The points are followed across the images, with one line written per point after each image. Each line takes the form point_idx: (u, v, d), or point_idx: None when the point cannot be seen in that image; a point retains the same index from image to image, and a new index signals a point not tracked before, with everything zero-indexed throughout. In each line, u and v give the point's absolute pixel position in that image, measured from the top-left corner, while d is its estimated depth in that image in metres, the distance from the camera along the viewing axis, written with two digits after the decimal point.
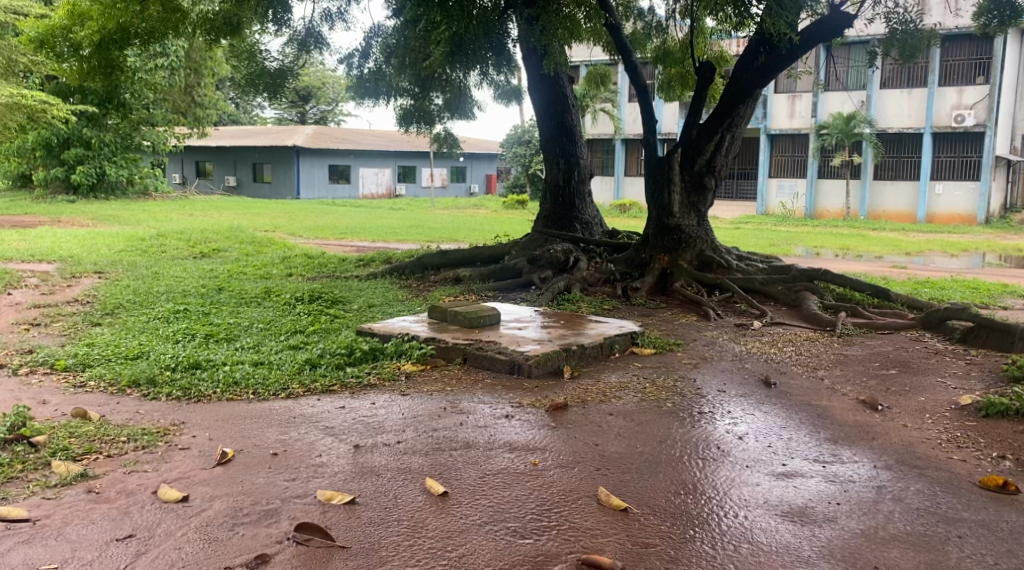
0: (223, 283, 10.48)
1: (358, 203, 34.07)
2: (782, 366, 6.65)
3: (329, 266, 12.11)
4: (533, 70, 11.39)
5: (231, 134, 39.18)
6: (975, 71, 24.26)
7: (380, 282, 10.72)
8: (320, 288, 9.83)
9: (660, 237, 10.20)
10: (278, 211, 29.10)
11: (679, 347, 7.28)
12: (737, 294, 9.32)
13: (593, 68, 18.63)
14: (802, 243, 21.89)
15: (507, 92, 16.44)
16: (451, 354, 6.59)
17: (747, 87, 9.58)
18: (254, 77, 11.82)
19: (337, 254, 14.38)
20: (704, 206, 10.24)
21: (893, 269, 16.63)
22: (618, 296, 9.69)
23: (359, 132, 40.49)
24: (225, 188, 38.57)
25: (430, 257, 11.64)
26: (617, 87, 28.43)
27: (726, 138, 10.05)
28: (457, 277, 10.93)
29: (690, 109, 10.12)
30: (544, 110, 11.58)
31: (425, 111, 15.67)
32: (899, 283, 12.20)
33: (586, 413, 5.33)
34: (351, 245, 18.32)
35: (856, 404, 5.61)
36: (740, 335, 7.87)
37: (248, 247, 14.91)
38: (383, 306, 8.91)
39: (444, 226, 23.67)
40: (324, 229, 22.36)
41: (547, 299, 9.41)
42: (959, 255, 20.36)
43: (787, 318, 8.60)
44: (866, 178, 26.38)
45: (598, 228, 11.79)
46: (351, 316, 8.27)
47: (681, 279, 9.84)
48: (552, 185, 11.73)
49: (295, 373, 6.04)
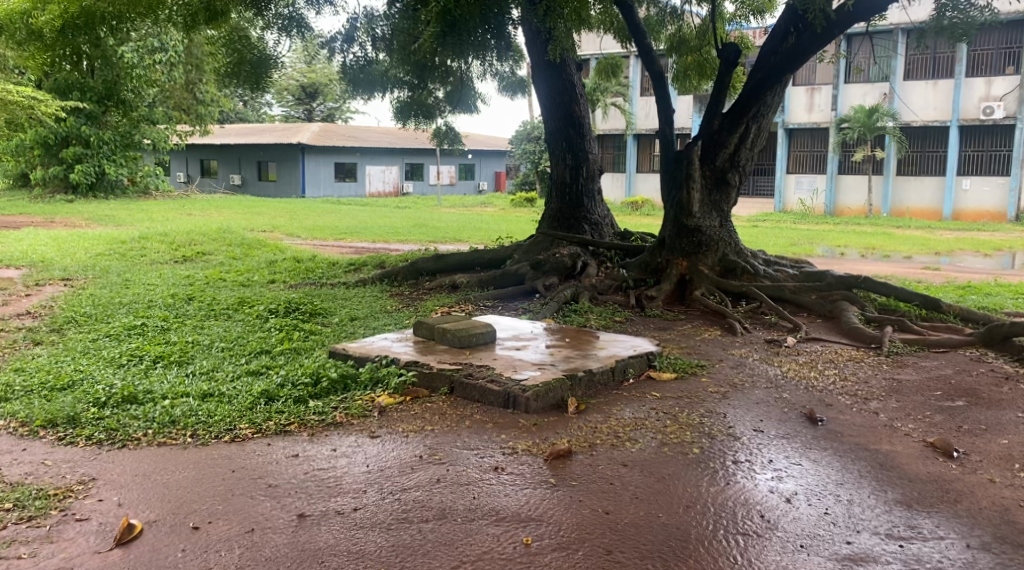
0: (196, 291, 9.52)
1: (364, 202, 33.09)
2: (827, 397, 5.64)
3: (317, 272, 11.13)
4: (536, 58, 10.40)
5: (235, 132, 38.32)
6: (1004, 61, 23.17)
7: (369, 289, 9.76)
8: (300, 298, 8.85)
9: (677, 240, 9.18)
10: (279, 210, 28.15)
11: (704, 371, 6.29)
12: (764, 304, 8.31)
13: (605, 59, 17.53)
14: (825, 243, 20.78)
15: (512, 83, 15.39)
16: (436, 383, 5.59)
17: (777, 72, 8.53)
18: (233, 66, 10.71)
19: (330, 258, 13.45)
20: (727, 204, 9.19)
21: (926, 271, 15.53)
22: (632, 306, 8.68)
23: (366, 129, 39.56)
24: (230, 187, 37.74)
25: (425, 262, 10.64)
26: (629, 81, 27.39)
27: (751, 130, 9.02)
28: (454, 284, 9.98)
29: (711, 97, 9.08)
30: (549, 101, 10.58)
31: (425, 105, 14.72)
32: (940, 289, 11.14)
33: (593, 463, 4.34)
34: (350, 247, 17.34)
35: (925, 449, 4.59)
36: (772, 356, 6.85)
37: (237, 250, 13.99)
38: (367, 319, 7.94)
39: (449, 226, 22.67)
40: (325, 230, 21.50)
41: (551, 310, 8.41)
42: (992, 255, 19.20)
43: (824, 332, 7.58)
44: (889, 173, 25.23)
45: (609, 229, 10.75)
46: (327, 333, 7.29)
47: (702, 286, 8.81)
48: (559, 182, 10.72)
49: (246, 410, 5.05)
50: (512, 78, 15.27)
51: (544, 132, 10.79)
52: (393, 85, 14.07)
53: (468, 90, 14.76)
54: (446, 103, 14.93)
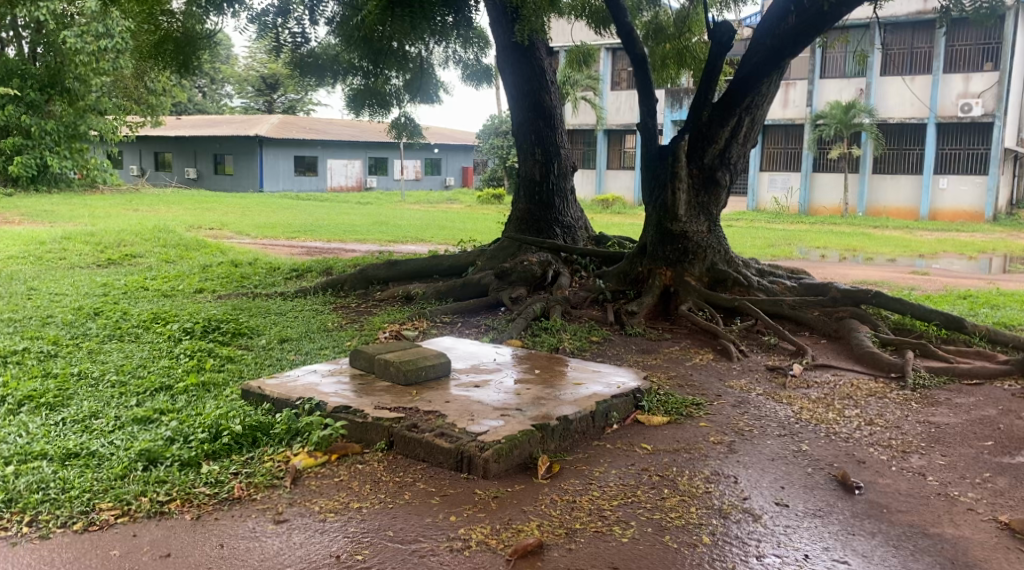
0: (107, 304, 8.20)
1: (324, 198, 31.62)
2: (856, 450, 4.56)
3: (255, 280, 9.88)
4: (503, 40, 9.25)
5: (191, 123, 36.62)
6: (982, 57, 22.44)
7: (309, 301, 8.56)
8: (226, 314, 7.61)
9: (660, 247, 8.08)
10: (231, 206, 26.54)
11: (701, 411, 5.20)
12: (761, 322, 7.26)
13: (575, 47, 16.36)
14: (804, 243, 19.91)
15: (476, 72, 14.15)
16: (372, 435, 4.43)
17: (777, 56, 7.45)
18: (155, 46, 9.37)
19: (273, 262, 12.15)
20: (715, 206, 8.11)
21: (914, 276, 14.63)
22: (609, 324, 7.58)
23: (328, 122, 38.10)
24: (185, 181, 36.05)
25: (376, 269, 9.45)
26: (600, 74, 26.29)
27: (743, 123, 7.97)
28: (408, 295, 8.82)
29: (701, 85, 7.96)
30: (516, 89, 9.44)
31: (380, 93, 13.51)
32: (941, 301, 10.17)
33: (570, 564, 3.22)
34: (301, 248, 16.07)
35: (1003, 537, 3.52)
36: (779, 391, 5.76)
37: (172, 253, 12.64)
38: (299, 341, 6.75)
39: (413, 225, 21.39)
40: (277, 227, 20.15)
41: (518, 327, 7.28)
42: (976, 257, 18.41)
43: (833, 358, 6.53)
44: (866, 172, 24.42)
45: (582, 232, 9.63)
46: (248, 362, 6.10)
47: (688, 300, 7.74)
48: (527, 179, 9.55)
49: (115, 480, 3.86)
50: (477, 67, 14.07)
51: (510, 124, 9.63)
52: (347, 68, 12.84)
53: (428, 77, 13.55)
54: (405, 91, 13.74)
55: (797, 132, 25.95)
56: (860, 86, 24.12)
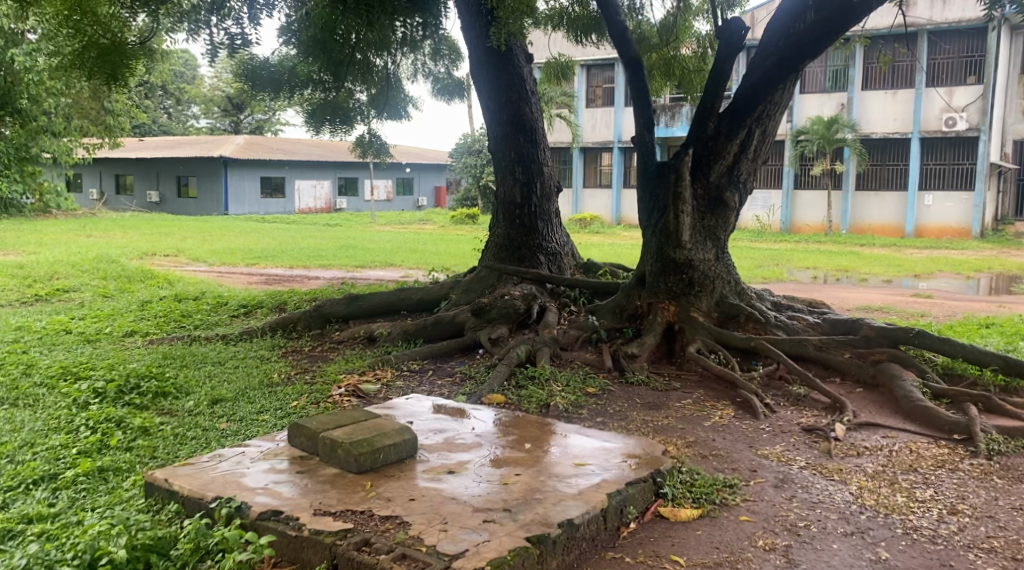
0: (10, 355, 6.88)
1: (289, 220, 30.33)
2: (951, 559, 3.48)
3: (199, 319, 8.63)
4: (477, 44, 8.16)
5: (153, 144, 35.18)
6: (966, 70, 21.68)
7: (254, 347, 7.35)
8: (151, 366, 6.37)
9: (661, 278, 6.99)
10: (192, 231, 25.14)
11: (736, 497, 4.11)
12: (785, 367, 6.21)
13: (552, 59, 15.19)
14: (793, 264, 19.02)
15: (447, 86, 13.03)
16: (309, 555, 3.28)
17: (793, 58, 6.44)
18: (77, 55, 7.69)
19: (225, 295, 10.93)
20: (723, 230, 7.05)
21: (918, 299, 13.77)
22: (606, 370, 6.47)
23: (295, 142, 36.81)
24: (146, 205, 34.60)
25: (334, 305, 8.25)
26: (575, 90, 25.32)
27: (754, 136, 6.93)
28: (370, 336, 7.64)
29: (707, 90, 6.89)
30: (492, 100, 8.33)
31: (342, 109, 12.35)
32: (964, 331, 9.22)
33: None
34: (260, 276, 14.85)
35: None
36: (824, 461, 4.68)
37: (112, 286, 11.34)
38: (235, 404, 5.54)
39: (383, 248, 20.20)
40: (236, 253, 18.88)
41: (499, 378, 6.14)
42: (972, 277, 17.58)
43: (876, 413, 5.47)
44: (849, 189, 23.63)
45: (569, 259, 8.54)
46: (165, 434, 4.88)
47: (696, 341, 6.68)
48: (505, 202, 8.43)
49: None
50: (448, 80, 12.95)
51: (487, 140, 8.52)
52: (303, 77, 11.65)
53: (394, 92, 12.43)
54: (370, 107, 12.64)
55: (778, 149, 25.14)
56: (841, 101, 23.37)
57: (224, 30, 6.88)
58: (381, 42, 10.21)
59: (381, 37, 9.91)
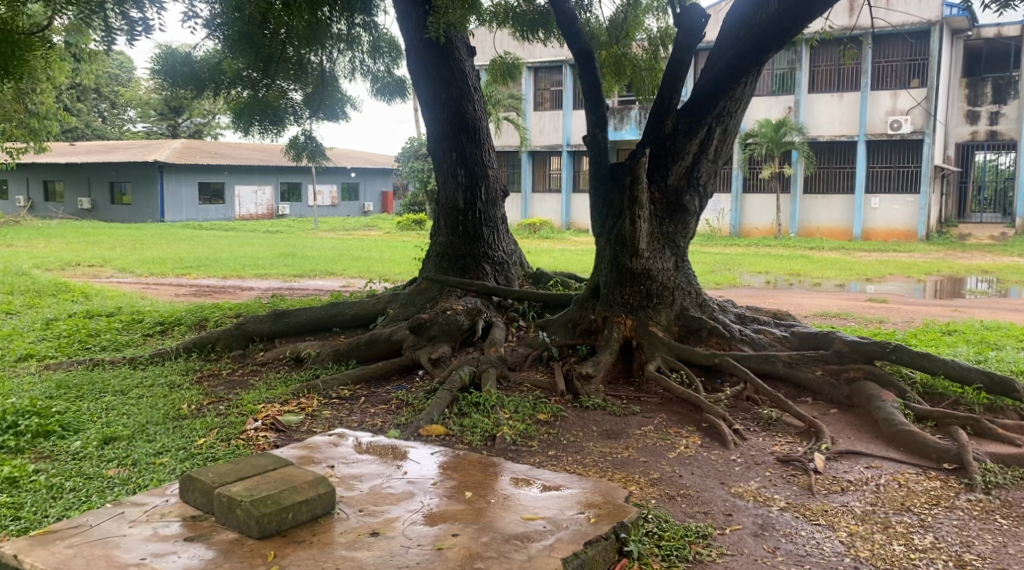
0: None
1: (228, 227, 29.21)
2: None
3: (108, 339, 7.76)
4: (413, 36, 7.52)
5: (84, 149, 33.61)
6: (909, 73, 21.73)
7: (164, 373, 6.55)
8: (37, 398, 5.52)
9: (617, 290, 6.39)
10: (123, 239, 23.88)
11: (709, 551, 3.53)
12: (754, 387, 5.68)
13: (499, 58, 14.47)
14: (744, 268, 18.72)
15: (388, 86, 12.26)
16: None
17: (757, 50, 5.82)
18: None
19: (146, 310, 10.03)
20: (681, 237, 6.51)
21: (873, 304, 13.49)
22: (558, 394, 5.83)
23: (236, 147, 35.57)
24: (76, 212, 33.02)
25: (258, 323, 7.50)
26: (523, 93, 24.78)
27: (714, 135, 6.40)
28: (298, 357, 6.92)
29: (664, 86, 6.26)
30: (431, 96, 7.66)
31: (273, 109, 11.50)
32: (929, 339, 8.81)
33: None
34: (190, 288, 13.91)
35: None
36: (807, 500, 4.12)
37: (20, 303, 10.34)
38: (129, 445, 4.76)
39: (323, 255, 19.32)
40: (167, 262, 17.79)
41: (440, 405, 5.46)
42: (924, 279, 17.46)
43: (856, 439, 4.96)
44: (797, 192, 23.51)
45: (517, 268, 7.93)
46: (38, 485, 4.11)
47: (655, 358, 6.12)
48: (447, 207, 7.76)
49: None
50: (389, 80, 12.21)
51: (426, 141, 7.85)
52: (231, 74, 10.79)
53: (331, 91, 11.68)
54: (304, 107, 11.81)
55: None
56: (788, 104, 23.25)
57: (123, 15, 6.09)
58: (314, 32, 9.47)
59: (313, 26, 9.18)
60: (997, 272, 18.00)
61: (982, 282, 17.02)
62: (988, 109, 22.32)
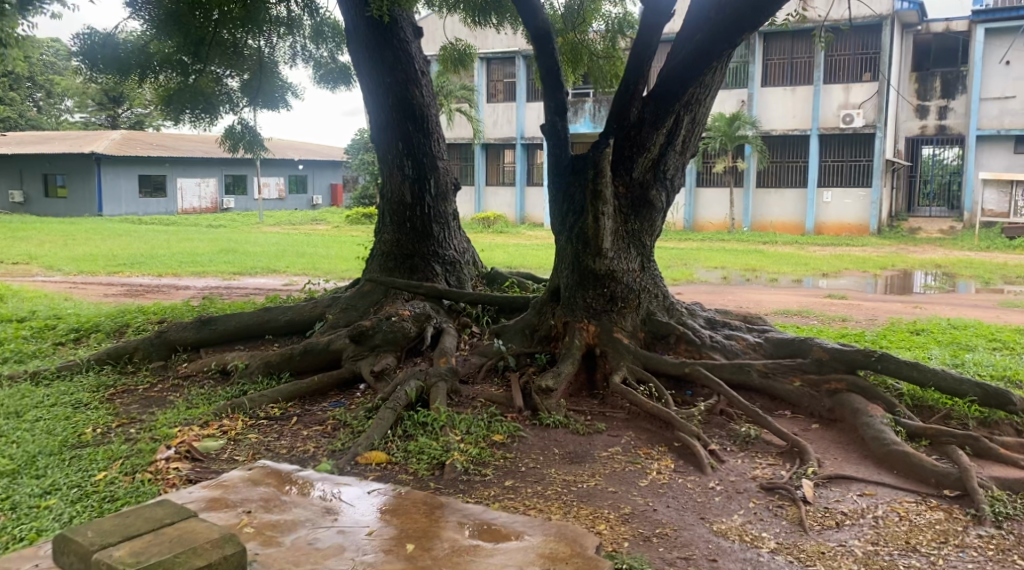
0: None
1: (169, 221, 28.00)
2: None
3: (11, 351, 6.95)
4: (353, 14, 6.84)
5: (16, 140, 31.98)
6: (862, 67, 21.48)
7: (69, 389, 5.80)
8: None
9: (579, 293, 5.83)
10: (53, 234, 22.60)
11: None
12: (729, 400, 5.18)
13: (449, 46, 13.76)
14: (700, 263, 18.38)
15: (332, 73, 11.53)
16: None
17: (732, 31, 5.25)
18: None
19: (66, 314, 9.18)
20: (647, 235, 5.98)
21: (832, 301, 13.18)
22: (516, 410, 5.27)
23: (179, 139, 34.26)
24: (8, 206, 31.40)
25: (182, 330, 6.77)
26: (475, 85, 24.14)
27: (682, 124, 5.88)
28: (224, 370, 6.22)
29: (630, 70, 5.68)
30: (374, 82, 7.00)
31: (206, 95, 10.73)
32: (899, 341, 8.43)
33: None
34: (120, 287, 12.98)
35: None
36: (800, 540, 3.60)
37: None
38: (11, 484, 4.05)
39: (267, 251, 18.44)
40: (99, 260, 16.74)
41: (381, 426, 4.83)
42: (879, 274, 17.31)
43: (845, 461, 4.48)
44: (750, 186, 23.31)
45: (469, 268, 7.33)
46: None
47: (621, 368, 5.58)
48: (393, 202, 7.13)
49: None
50: (332, 66, 11.45)
51: (369, 130, 7.20)
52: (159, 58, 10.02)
53: (271, 77, 10.93)
54: (242, 94, 11.02)
55: None
56: (742, 98, 23.03)
57: None
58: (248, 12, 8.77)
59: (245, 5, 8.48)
60: (950, 266, 17.95)
61: (934, 276, 16.90)
62: (937, 103, 22.32)
